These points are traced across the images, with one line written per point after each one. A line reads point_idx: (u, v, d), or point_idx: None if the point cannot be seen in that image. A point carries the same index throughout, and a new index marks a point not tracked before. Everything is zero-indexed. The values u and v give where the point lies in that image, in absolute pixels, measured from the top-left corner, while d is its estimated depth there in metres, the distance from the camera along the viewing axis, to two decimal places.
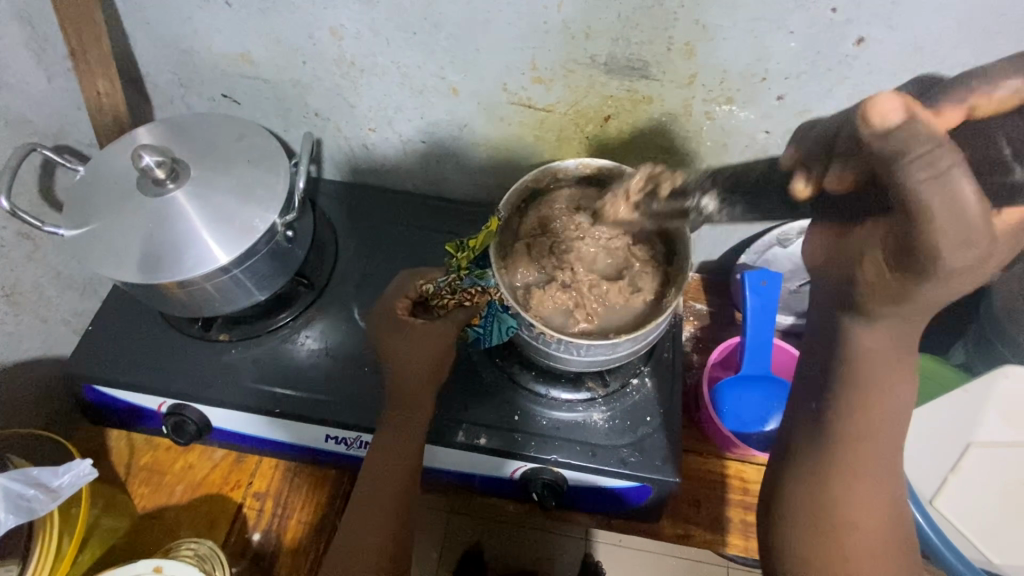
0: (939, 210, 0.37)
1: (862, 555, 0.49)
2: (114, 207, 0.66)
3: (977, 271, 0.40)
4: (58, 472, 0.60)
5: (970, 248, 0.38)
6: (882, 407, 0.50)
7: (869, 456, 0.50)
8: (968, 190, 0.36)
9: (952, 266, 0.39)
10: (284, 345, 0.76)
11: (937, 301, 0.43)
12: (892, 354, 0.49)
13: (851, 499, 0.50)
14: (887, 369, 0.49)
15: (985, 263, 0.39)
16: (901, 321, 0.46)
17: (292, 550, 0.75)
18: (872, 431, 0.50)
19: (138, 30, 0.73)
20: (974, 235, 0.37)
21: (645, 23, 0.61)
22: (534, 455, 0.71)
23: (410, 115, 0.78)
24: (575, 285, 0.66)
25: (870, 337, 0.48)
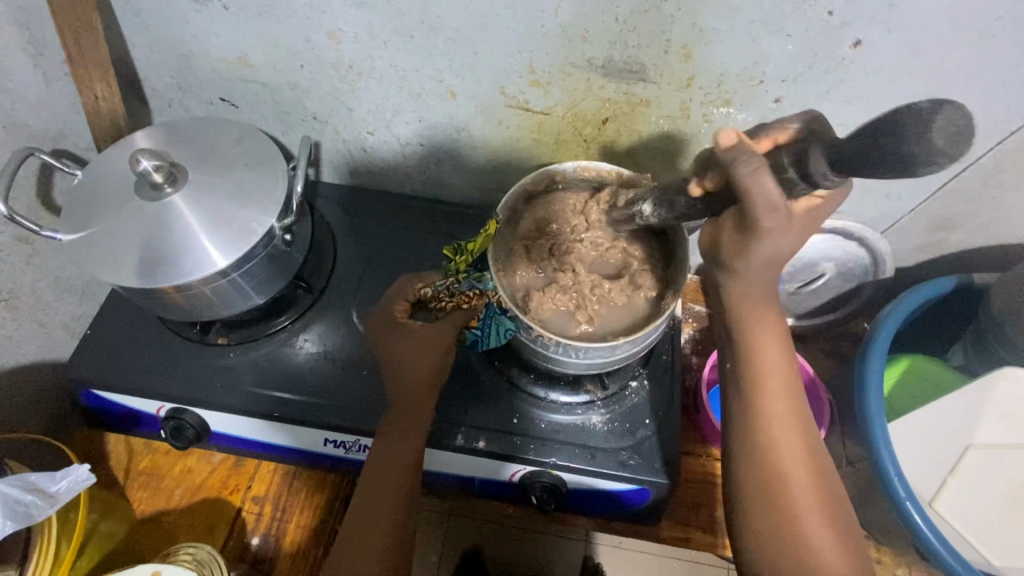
0: (751, 193, 0.45)
1: (808, 511, 0.51)
2: (111, 211, 0.66)
3: (789, 236, 0.48)
4: (57, 477, 0.60)
5: (779, 219, 0.47)
6: (779, 357, 0.55)
7: (779, 406, 0.54)
8: (769, 182, 0.45)
9: (767, 229, 0.47)
10: (283, 348, 0.76)
11: (778, 258, 0.51)
12: (757, 300, 0.55)
13: (781, 453, 0.53)
14: (764, 319, 0.55)
15: (789, 235, 0.48)
16: (760, 274, 0.52)
17: (291, 554, 0.75)
18: (774, 381, 0.55)
19: (136, 34, 0.72)
20: (777, 210, 0.46)
21: (641, 27, 0.61)
22: (533, 457, 0.70)
23: (408, 118, 0.78)
24: (576, 287, 0.66)
25: (737, 290, 0.55)
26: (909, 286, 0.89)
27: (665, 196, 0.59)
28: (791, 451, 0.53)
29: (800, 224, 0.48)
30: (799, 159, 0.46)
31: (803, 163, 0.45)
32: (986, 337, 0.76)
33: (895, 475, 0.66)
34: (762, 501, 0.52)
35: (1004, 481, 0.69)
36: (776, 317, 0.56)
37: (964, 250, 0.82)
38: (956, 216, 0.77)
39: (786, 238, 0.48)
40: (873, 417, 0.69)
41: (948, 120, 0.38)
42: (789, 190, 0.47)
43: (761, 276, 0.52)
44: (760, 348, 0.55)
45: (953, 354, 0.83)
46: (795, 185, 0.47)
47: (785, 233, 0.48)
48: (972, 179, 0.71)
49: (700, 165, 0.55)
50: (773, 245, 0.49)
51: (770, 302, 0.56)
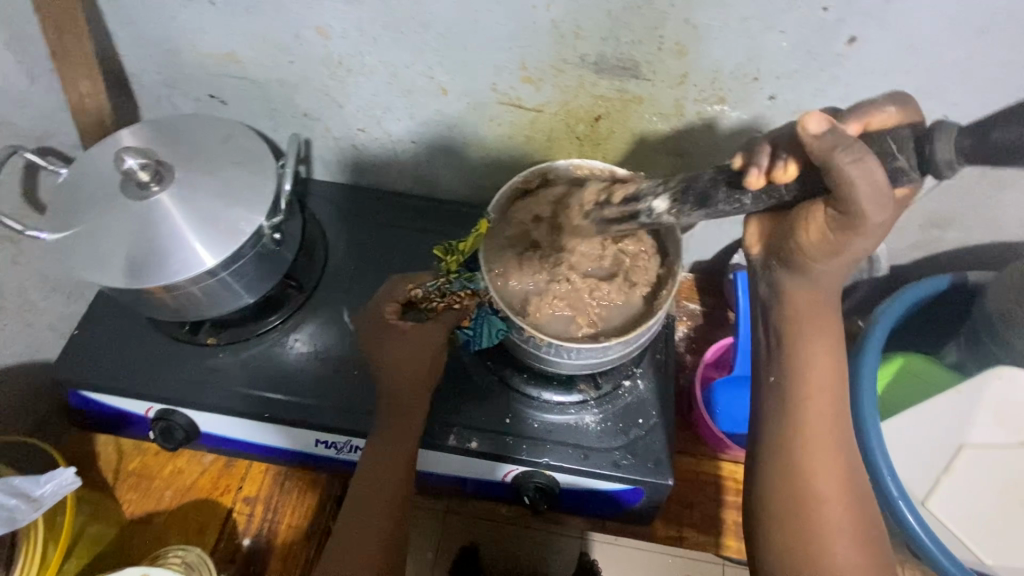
0: (851, 186, 0.41)
1: (837, 532, 0.48)
2: (97, 210, 0.65)
3: (877, 234, 0.44)
4: (41, 481, 0.60)
5: (883, 215, 0.42)
6: (827, 376, 0.51)
7: (822, 430, 0.50)
8: (878, 172, 0.40)
9: (866, 226, 0.43)
10: (273, 348, 0.76)
11: (853, 258, 0.46)
12: (817, 310, 0.50)
13: (818, 480, 0.49)
14: (820, 334, 0.50)
15: (878, 233, 0.44)
16: (826, 278, 0.48)
17: (283, 555, 0.74)
18: (818, 402, 0.50)
19: (122, 30, 0.71)
20: (880, 206, 0.41)
21: (634, 23, 0.60)
22: (526, 458, 0.70)
23: (400, 115, 0.77)
24: (574, 286, 0.65)
25: (799, 295, 0.50)
26: (904, 283, 0.88)
27: (697, 186, 0.52)
28: (830, 479, 0.49)
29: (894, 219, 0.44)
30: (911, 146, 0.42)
31: (920, 150, 0.41)
32: (980, 336, 0.76)
33: (888, 475, 0.66)
34: (792, 530, 0.49)
35: (996, 480, 0.69)
36: (835, 332, 0.51)
37: (959, 247, 0.82)
38: (951, 214, 0.76)
39: (871, 238, 0.44)
40: (867, 417, 0.69)
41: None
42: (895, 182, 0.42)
43: (825, 281, 0.48)
44: (810, 358, 0.50)
45: (946, 353, 0.83)
46: (902, 175, 0.42)
47: (874, 231, 0.44)
48: (967, 177, 0.71)
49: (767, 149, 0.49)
50: (859, 241, 0.44)
51: (832, 314, 0.50)
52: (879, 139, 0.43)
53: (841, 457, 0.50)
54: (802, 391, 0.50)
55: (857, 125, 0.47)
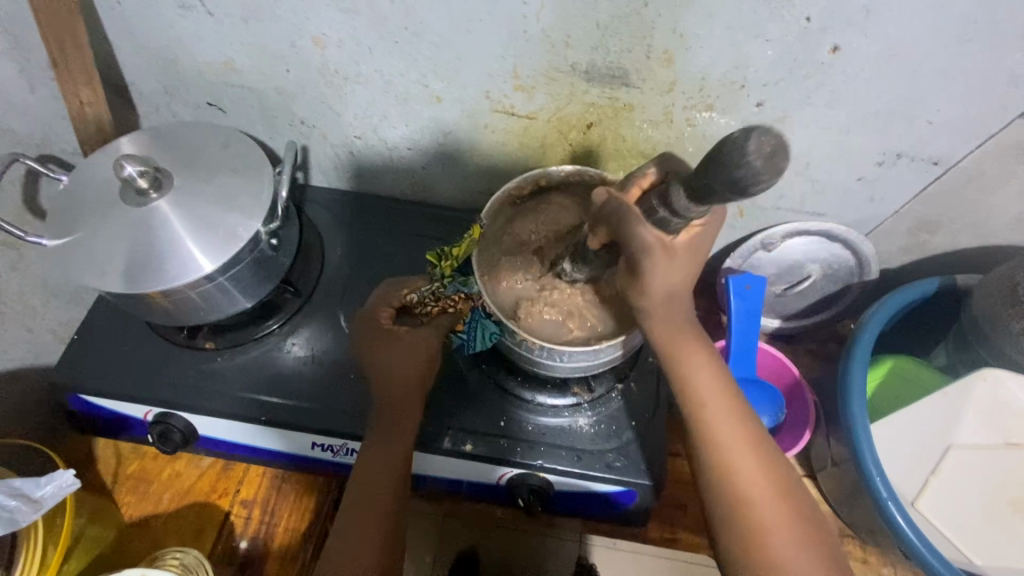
0: (631, 241, 0.48)
1: (772, 523, 0.51)
2: (96, 217, 0.66)
3: (672, 270, 0.50)
4: (41, 482, 0.60)
5: (659, 257, 0.49)
6: (715, 380, 0.55)
7: (731, 432, 0.54)
8: (643, 229, 0.48)
9: (655, 265, 0.49)
10: (270, 353, 0.76)
11: (673, 292, 0.52)
12: (672, 333, 0.55)
13: (743, 481, 0.53)
14: (689, 349, 0.55)
15: (676, 266, 0.50)
16: (665, 310, 0.54)
17: (279, 558, 0.75)
18: (716, 407, 0.55)
19: (122, 39, 0.72)
20: (652, 249, 0.48)
21: (623, 32, 0.61)
22: (520, 460, 0.71)
23: (395, 123, 0.78)
24: (558, 306, 0.65)
25: (658, 329, 0.55)
26: (895, 286, 0.89)
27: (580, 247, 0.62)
28: (750, 470, 0.53)
29: (690, 251, 0.50)
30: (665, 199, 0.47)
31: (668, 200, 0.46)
32: (968, 339, 0.76)
33: (877, 475, 0.67)
34: (734, 535, 0.52)
35: (985, 481, 0.70)
36: (701, 344, 0.56)
37: (948, 251, 0.83)
38: (939, 218, 0.78)
39: (677, 269, 0.50)
40: (857, 415, 0.70)
41: (760, 141, 0.37)
42: (669, 228, 0.48)
43: (664, 309, 0.54)
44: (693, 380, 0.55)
45: (936, 355, 0.83)
46: (670, 221, 0.47)
47: (671, 266, 0.50)
48: (954, 181, 0.72)
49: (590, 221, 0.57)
50: (664, 280, 0.51)
51: (691, 332, 0.56)
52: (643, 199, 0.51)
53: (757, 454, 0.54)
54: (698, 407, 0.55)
55: (637, 188, 0.53)
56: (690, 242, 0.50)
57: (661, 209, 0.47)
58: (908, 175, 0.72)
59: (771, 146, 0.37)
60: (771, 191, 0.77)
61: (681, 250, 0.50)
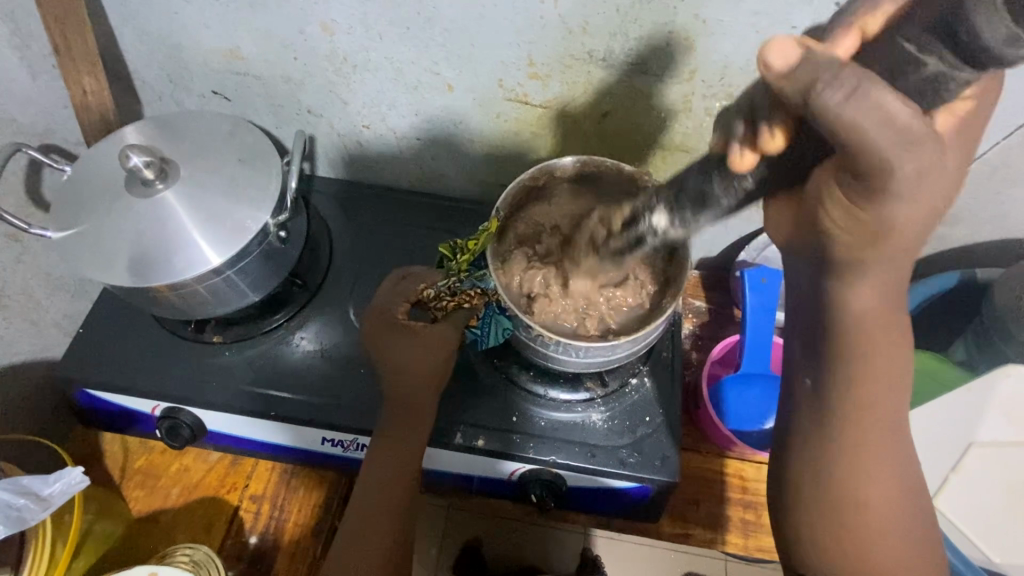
0: (876, 131, 0.34)
1: (878, 529, 0.47)
2: (102, 208, 0.65)
3: (939, 174, 0.37)
4: (49, 480, 0.59)
5: (923, 152, 0.35)
6: (895, 391, 0.47)
7: (883, 453, 0.47)
8: (897, 106, 0.34)
9: (910, 174, 0.36)
10: (279, 346, 0.75)
11: (911, 224, 0.40)
12: (887, 298, 0.44)
13: (865, 480, 0.47)
14: (889, 340, 0.45)
15: (938, 171, 0.37)
16: (888, 264, 0.43)
17: (290, 553, 0.75)
18: (880, 395, 0.46)
19: (125, 26, 0.71)
20: (914, 144, 0.35)
21: (644, 18, 0.59)
22: (532, 456, 0.70)
23: (405, 111, 0.76)
24: (596, 287, 0.66)
25: (862, 284, 0.44)
26: (911, 280, 0.88)
27: (689, 190, 0.52)
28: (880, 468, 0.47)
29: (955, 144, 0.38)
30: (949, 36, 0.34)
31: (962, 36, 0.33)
32: (989, 334, 0.75)
33: None
34: (836, 527, 0.48)
35: (1002, 477, 0.69)
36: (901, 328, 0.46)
37: (968, 244, 0.81)
38: (959, 211, 0.76)
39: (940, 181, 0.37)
40: None
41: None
42: (931, 94, 0.37)
43: (882, 269, 0.43)
44: (870, 362, 0.46)
45: (954, 350, 0.82)
46: (947, 76, 0.36)
47: (940, 167, 0.36)
48: (977, 172, 0.70)
49: (742, 125, 0.50)
50: (910, 200, 0.38)
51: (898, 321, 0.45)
52: (885, 44, 0.39)
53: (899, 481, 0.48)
54: (860, 393, 0.46)
55: (852, 45, 0.44)
56: (946, 125, 0.40)
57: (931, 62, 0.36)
58: None
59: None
60: None
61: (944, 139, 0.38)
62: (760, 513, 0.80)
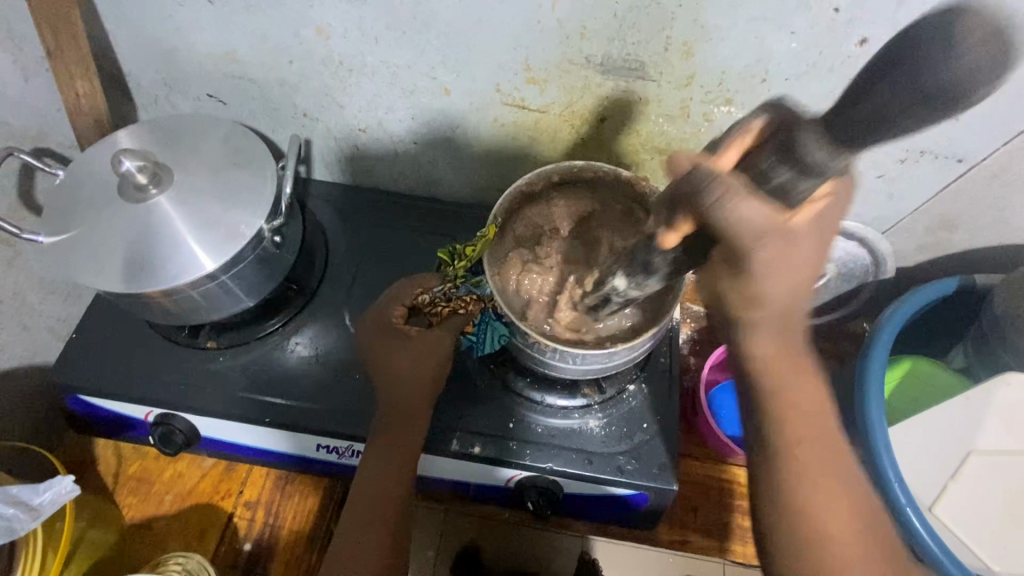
0: (734, 226, 0.39)
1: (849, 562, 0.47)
2: (95, 212, 0.64)
3: (792, 261, 0.41)
4: (39, 490, 0.59)
5: (773, 242, 0.40)
6: (818, 422, 0.48)
7: (826, 479, 0.48)
8: (750, 210, 0.38)
9: (770, 259, 0.41)
10: (273, 352, 0.75)
11: (788, 299, 0.43)
12: (784, 354, 0.46)
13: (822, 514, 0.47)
14: (798, 379, 0.47)
15: (796, 254, 0.41)
16: (774, 326, 0.45)
17: (285, 560, 0.74)
18: (811, 433, 0.48)
19: (119, 29, 0.70)
20: (767, 235, 0.39)
21: (642, 23, 0.59)
22: (528, 463, 0.70)
23: (401, 115, 0.75)
24: (570, 316, 0.64)
25: (763, 348, 0.46)
26: (911, 285, 0.88)
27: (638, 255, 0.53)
28: (834, 504, 0.47)
29: (812, 233, 0.41)
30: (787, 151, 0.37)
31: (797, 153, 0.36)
32: (988, 341, 0.75)
33: (894, 480, 0.66)
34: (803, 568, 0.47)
35: (1002, 486, 0.69)
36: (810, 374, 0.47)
37: (967, 250, 0.81)
38: (958, 217, 0.76)
39: (792, 266, 0.42)
40: (873, 418, 0.69)
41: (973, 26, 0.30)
42: (791, 199, 0.38)
43: (772, 327, 0.45)
44: (790, 404, 0.47)
45: (954, 356, 0.82)
46: (794, 185, 0.37)
47: (793, 254, 0.41)
48: (976, 179, 0.70)
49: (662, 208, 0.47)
50: (777, 279, 0.42)
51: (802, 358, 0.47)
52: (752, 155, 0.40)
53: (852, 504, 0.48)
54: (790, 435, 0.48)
55: (736, 146, 0.44)
56: (811, 219, 0.41)
57: (782, 172, 0.37)
58: (929, 172, 0.70)
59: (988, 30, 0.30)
60: None
61: (802, 232, 0.41)
62: None
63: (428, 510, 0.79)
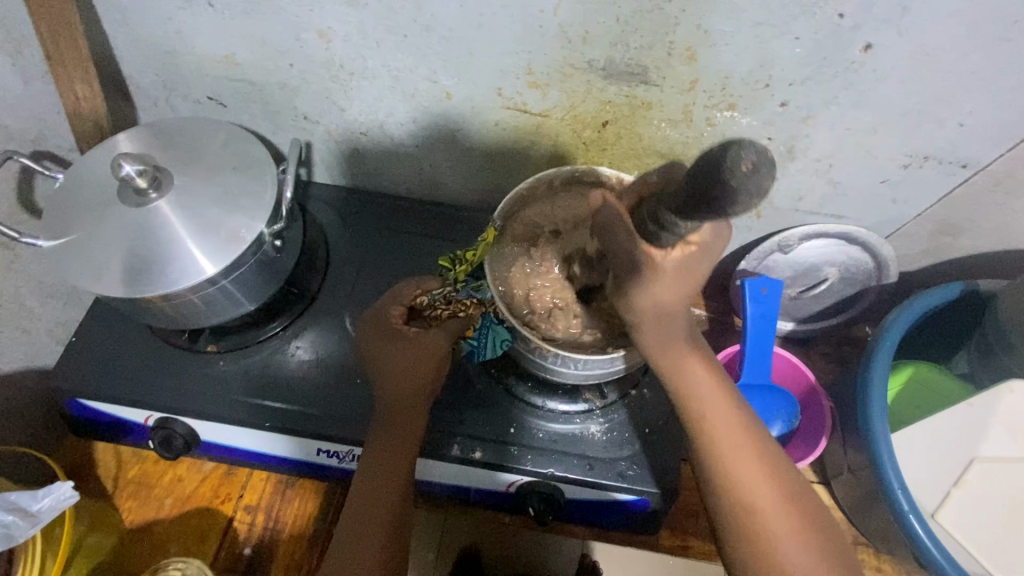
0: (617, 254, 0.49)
1: (771, 514, 0.51)
2: (94, 217, 0.64)
3: (664, 286, 0.48)
4: (38, 496, 0.59)
5: (646, 273, 0.48)
6: (716, 393, 0.55)
7: (731, 437, 0.54)
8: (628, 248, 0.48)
9: (645, 282, 0.48)
10: (274, 356, 0.74)
11: (668, 311, 0.50)
12: (667, 346, 0.53)
13: (736, 472, 0.52)
14: (686, 361, 0.54)
15: (671, 280, 0.48)
16: (656, 325, 0.52)
17: (285, 564, 0.74)
18: (711, 403, 0.54)
19: (118, 32, 0.70)
20: (640, 266, 0.47)
21: (644, 28, 0.59)
22: (529, 468, 0.69)
23: (401, 119, 0.75)
24: (566, 321, 0.63)
25: (648, 342, 0.53)
26: (913, 290, 0.87)
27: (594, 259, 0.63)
28: (746, 464, 0.53)
29: (688, 271, 0.47)
30: (655, 213, 0.45)
31: (659, 217, 0.44)
32: (991, 346, 0.75)
33: (898, 485, 0.66)
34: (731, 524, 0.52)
35: (1009, 492, 0.68)
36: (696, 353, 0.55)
37: (970, 255, 0.81)
38: (962, 222, 0.75)
39: (669, 288, 0.48)
40: (878, 429, 0.68)
41: (738, 154, 0.34)
42: (658, 243, 0.46)
43: (655, 326, 0.52)
44: (688, 381, 0.54)
45: (957, 362, 0.82)
46: (661, 236, 0.45)
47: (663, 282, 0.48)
48: (980, 184, 0.70)
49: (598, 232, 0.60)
50: (653, 297, 0.49)
51: (684, 341, 0.54)
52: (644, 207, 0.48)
53: (761, 460, 0.53)
54: (692, 409, 0.54)
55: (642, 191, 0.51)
56: (684, 258, 0.47)
57: (650, 224, 0.46)
58: (932, 178, 0.70)
59: (750, 160, 0.34)
60: (790, 192, 0.75)
61: (670, 269, 0.47)
62: None
63: (428, 513, 0.79)
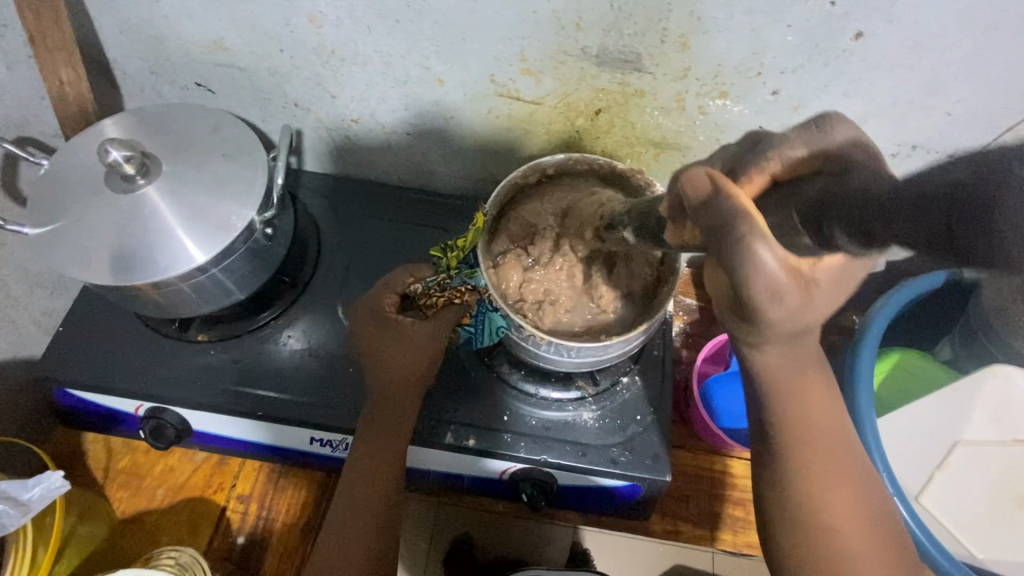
0: (753, 271, 0.37)
1: (849, 523, 0.49)
2: (80, 204, 0.63)
3: (808, 308, 0.40)
4: (28, 485, 0.58)
5: (789, 292, 0.38)
6: (824, 401, 0.51)
7: (829, 446, 0.51)
8: (768, 254, 0.37)
9: (777, 312, 0.40)
10: (265, 345, 0.74)
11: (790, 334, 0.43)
12: (792, 371, 0.48)
13: (822, 476, 0.50)
14: (806, 374, 0.49)
15: (809, 302, 0.40)
16: (784, 347, 0.45)
17: (279, 553, 0.74)
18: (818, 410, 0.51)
19: (103, 14, 0.68)
20: (783, 287, 0.38)
21: (638, 15, 0.59)
22: (523, 455, 0.70)
23: (393, 105, 0.74)
24: (571, 305, 0.65)
25: (772, 362, 0.46)
26: (899, 278, 0.88)
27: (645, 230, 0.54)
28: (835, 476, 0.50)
29: (837, 287, 0.40)
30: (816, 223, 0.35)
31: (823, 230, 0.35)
32: (974, 332, 0.76)
33: (883, 470, 0.66)
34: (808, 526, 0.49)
35: (990, 475, 0.70)
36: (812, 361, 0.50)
37: None
38: None
39: (804, 310, 0.40)
40: (865, 418, 0.69)
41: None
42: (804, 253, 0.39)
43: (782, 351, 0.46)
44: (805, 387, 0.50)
45: (941, 348, 0.83)
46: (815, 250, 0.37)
47: (813, 297, 0.40)
48: None
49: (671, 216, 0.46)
50: (786, 320, 0.40)
51: (814, 360, 0.50)
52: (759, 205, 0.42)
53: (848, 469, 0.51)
54: (801, 409, 0.50)
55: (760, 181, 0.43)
56: (833, 273, 0.39)
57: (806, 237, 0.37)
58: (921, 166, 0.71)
59: None
60: None
61: (818, 284, 0.39)
62: (749, 509, 0.80)
63: (419, 502, 0.79)
